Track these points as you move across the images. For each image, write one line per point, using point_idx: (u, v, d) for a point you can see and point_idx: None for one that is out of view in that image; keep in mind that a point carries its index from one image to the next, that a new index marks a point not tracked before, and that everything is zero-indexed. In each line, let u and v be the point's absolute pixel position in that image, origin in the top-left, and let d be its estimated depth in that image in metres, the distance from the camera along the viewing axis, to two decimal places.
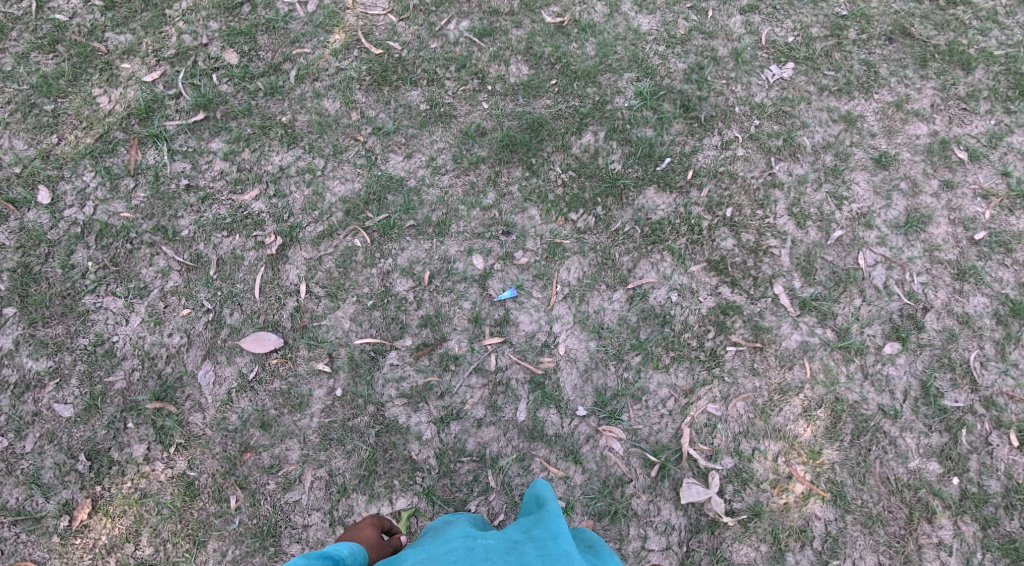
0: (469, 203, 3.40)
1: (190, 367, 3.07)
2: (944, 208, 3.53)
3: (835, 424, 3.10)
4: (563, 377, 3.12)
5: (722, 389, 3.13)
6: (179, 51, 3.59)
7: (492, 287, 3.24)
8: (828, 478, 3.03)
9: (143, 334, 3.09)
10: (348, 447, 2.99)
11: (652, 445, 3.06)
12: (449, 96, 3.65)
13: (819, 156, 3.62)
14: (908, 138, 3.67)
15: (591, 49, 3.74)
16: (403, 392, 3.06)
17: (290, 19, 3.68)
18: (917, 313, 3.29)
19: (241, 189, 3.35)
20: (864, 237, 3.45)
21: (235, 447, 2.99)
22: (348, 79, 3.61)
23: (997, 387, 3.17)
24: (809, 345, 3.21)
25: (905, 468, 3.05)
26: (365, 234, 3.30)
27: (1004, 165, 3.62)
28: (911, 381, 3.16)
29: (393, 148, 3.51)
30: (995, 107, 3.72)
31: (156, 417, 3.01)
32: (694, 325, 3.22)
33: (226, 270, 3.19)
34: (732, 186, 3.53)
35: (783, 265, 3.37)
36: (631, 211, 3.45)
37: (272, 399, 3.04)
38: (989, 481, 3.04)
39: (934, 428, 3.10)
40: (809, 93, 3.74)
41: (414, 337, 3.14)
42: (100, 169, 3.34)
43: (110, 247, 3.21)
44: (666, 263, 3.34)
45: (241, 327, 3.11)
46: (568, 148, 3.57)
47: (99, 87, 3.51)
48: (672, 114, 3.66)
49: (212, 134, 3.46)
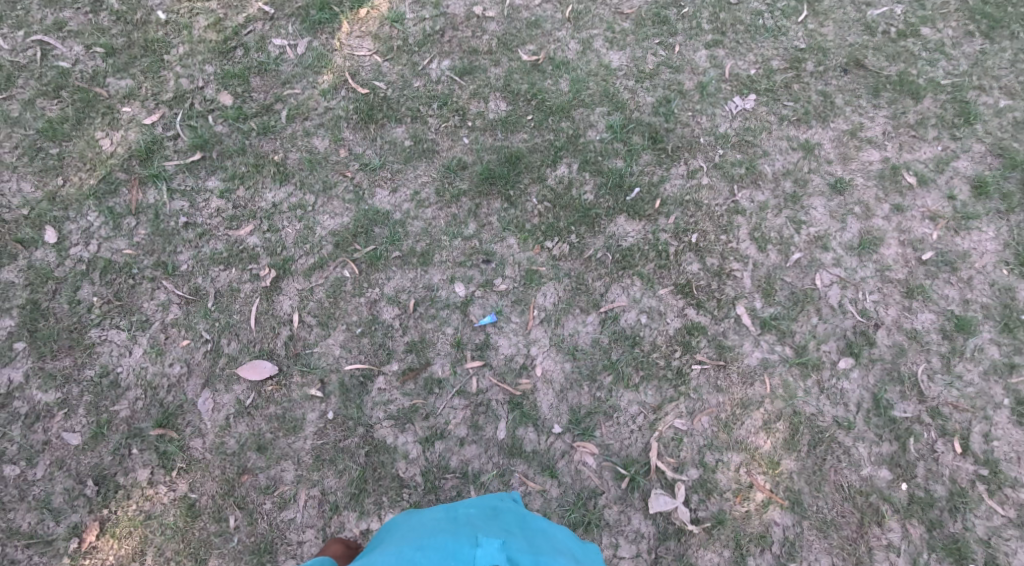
0: (451, 234, 3.64)
1: (190, 395, 3.25)
2: (895, 230, 3.80)
3: (793, 436, 3.32)
4: (540, 397, 3.34)
5: (689, 404, 3.35)
6: (177, 94, 3.87)
7: (473, 313, 3.47)
8: (786, 487, 3.25)
9: (145, 364, 3.28)
10: (339, 467, 3.18)
11: (623, 459, 3.28)
12: (432, 132, 3.92)
13: (779, 183, 3.90)
14: (863, 163, 3.97)
15: (564, 86, 4.07)
16: (391, 414, 3.27)
17: (282, 62, 4.01)
18: (869, 330, 3.53)
19: (237, 225, 3.57)
20: (821, 258, 3.72)
21: (233, 470, 3.16)
22: (337, 118, 3.89)
23: (943, 398, 3.39)
24: (769, 361, 3.45)
25: (858, 476, 3.26)
26: (353, 265, 3.52)
27: (949, 188, 3.91)
28: (864, 394, 3.40)
29: (380, 183, 3.74)
30: (942, 133, 4.05)
31: (159, 443, 3.18)
32: (662, 345, 3.46)
33: (223, 302, 3.40)
34: (697, 213, 3.79)
35: (745, 287, 3.61)
36: (602, 238, 3.68)
37: (267, 424, 3.23)
38: (935, 486, 3.25)
39: (885, 437, 3.32)
40: (769, 122, 4.06)
41: (400, 362, 3.35)
42: (104, 209, 3.55)
43: (113, 283, 3.41)
44: (636, 287, 3.57)
45: (238, 356, 3.31)
46: (544, 180, 3.82)
47: (102, 130, 3.74)
48: (641, 146, 3.94)
49: (209, 173, 3.69)
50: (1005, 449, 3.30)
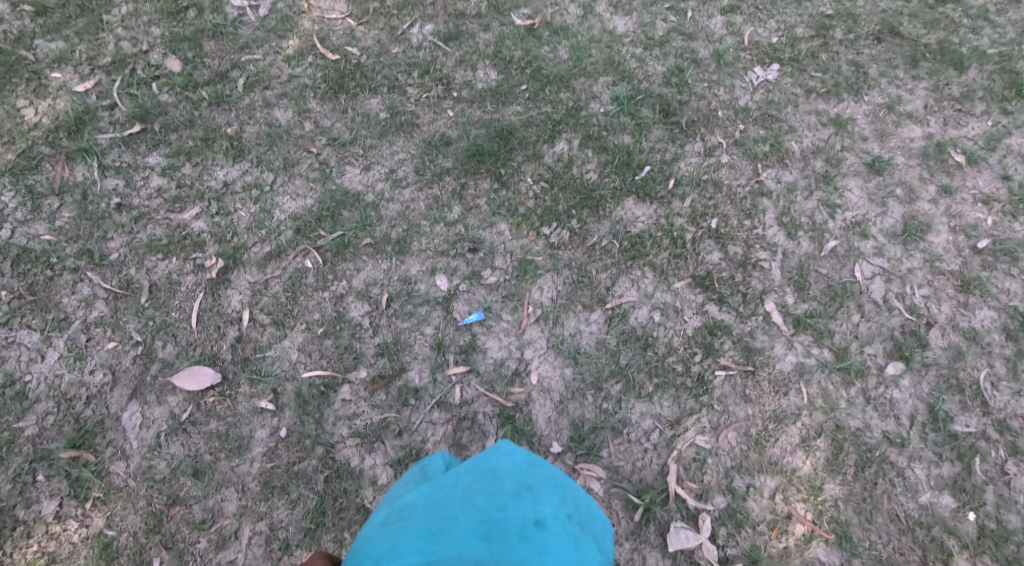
0: (432, 218, 3.12)
1: (114, 409, 2.72)
2: (944, 215, 3.30)
3: (837, 455, 2.80)
4: (535, 410, 2.82)
5: (712, 418, 2.84)
6: (116, 59, 3.34)
7: (457, 310, 2.95)
8: (831, 518, 2.73)
9: (61, 372, 2.75)
10: (293, 496, 2.65)
11: (635, 484, 2.76)
12: (411, 103, 3.41)
13: (809, 162, 3.39)
14: (903, 140, 3.47)
15: (563, 53, 3.57)
16: (357, 430, 2.75)
17: (240, 24, 3.50)
18: (920, 330, 3.02)
19: (180, 207, 3.04)
20: (860, 247, 3.21)
21: (162, 500, 2.62)
22: (302, 88, 3.37)
23: (1010, 410, 2.88)
24: (805, 367, 2.93)
25: (916, 504, 2.74)
26: (316, 254, 3.00)
27: (1003, 168, 3.42)
28: (918, 406, 2.89)
29: (350, 160, 3.22)
30: (992, 107, 3.56)
31: (72, 468, 2.63)
32: (679, 348, 2.94)
33: (160, 298, 2.87)
34: (716, 196, 3.28)
35: (774, 280, 3.10)
36: (608, 224, 3.17)
37: (207, 443, 2.70)
38: (1009, 516, 2.73)
39: (945, 456, 2.80)
40: (796, 95, 3.56)
41: (369, 368, 2.83)
42: (21, 188, 3.02)
43: (28, 274, 2.88)
44: (647, 280, 3.06)
45: (175, 362, 2.78)
46: (540, 158, 3.30)
47: (25, 98, 3.22)
48: (651, 120, 3.44)
49: (149, 148, 3.17)
50: None
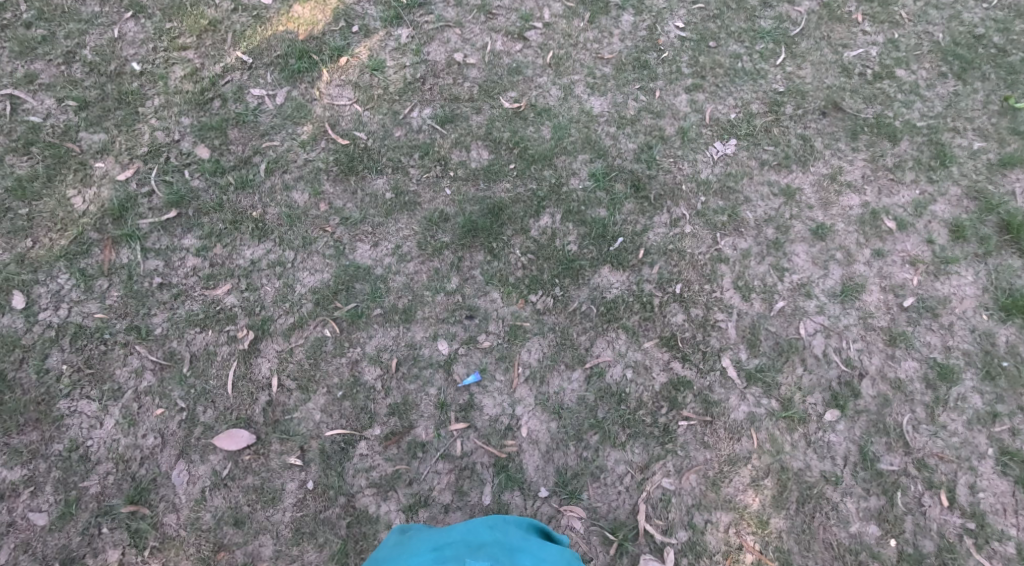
0: (433, 289, 3.59)
1: (164, 468, 3.15)
2: (876, 276, 3.81)
3: (781, 492, 3.29)
4: (525, 459, 3.29)
5: (676, 462, 3.32)
6: (152, 148, 3.80)
7: (457, 371, 3.41)
8: (775, 547, 3.23)
9: (117, 436, 3.18)
10: (320, 540, 3.10)
11: (611, 522, 3.23)
12: (414, 182, 3.88)
13: (762, 230, 3.90)
14: (843, 208, 3.99)
15: (546, 133, 4.06)
16: (373, 481, 3.20)
17: (260, 112, 3.97)
18: (854, 380, 3.53)
19: (214, 284, 3.50)
20: (805, 306, 3.71)
21: (209, 547, 3.07)
22: (317, 171, 3.85)
23: (928, 449, 3.39)
24: (756, 416, 3.42)
25: (847, 533, 3.25)
26: (334, 324, 3.46)
27: (928, 233, 3.94)
28: (850, 447, 3.39)
29: (361, 237, 3.69)
30: (919, 176, 4.08)
31: (131, 521, 3.07)
32: (648, 401, 3.42)
33: (199, 367, 3.32)
34: (680, 262, 3.78)
35: (730, 338, 3.59)
36: (587, 290, 3.65)
37: (245, 495, 3.14)
38: (923, 541, 3.24)
39: (872, 491, 3.31)
40: (751, 168, 4.07)
41: (382, 426, 3.29)
42: (75, 271, 3.46)
43: (84, 349, 3.31)
44: (621, 341, 3.54)
45: (215, 425, 3.23)
46: (528, 231, 3.78)
47: (73, 187, 3.66)
48: (624, 194, 3.93)
49: (184, 231, 3.62)
50: (991, 501, 3.30)
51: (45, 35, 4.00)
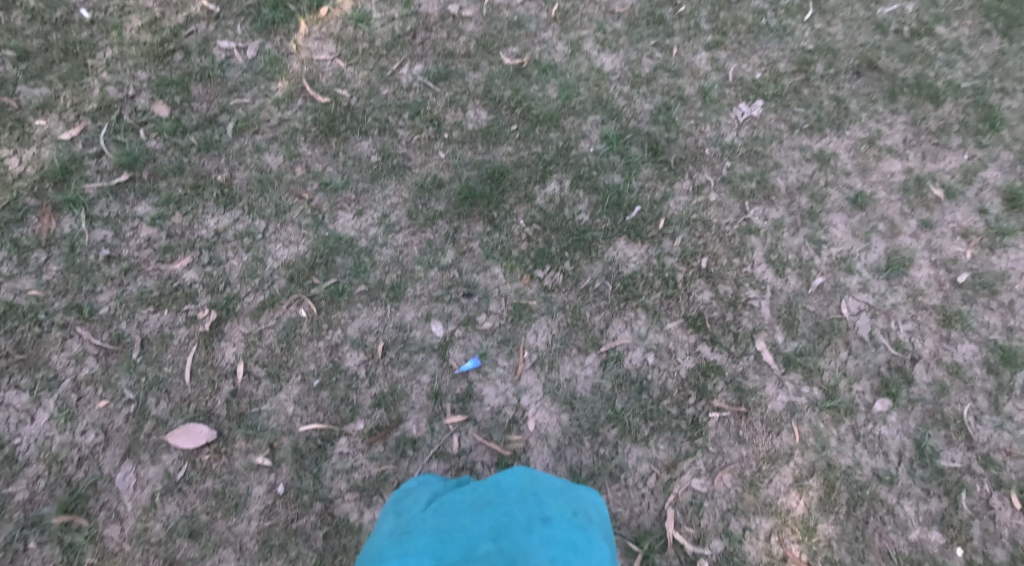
0: (425, 263, 3.14)
1: (107, 470, 2.63)
2: (925, 249, 3.38)
3: (829, 494, 2.82)
4: (533, 457, 2.82)
5: (707, 461, 2.85)
6: (102, 104, 3.34)
7: (453, 357, 2.95)
8: (825, 558, 2.73)
9: (52, 433, 2.66)
10: (292, 554, 2.57)
11: (633, 530, 2.74)
12: (402, 145, 3.43)
13: (795, 199, 3.46)
14: (884, 175, 3.55)
15: (552, 92, 3.62)
16: (355, 484, 2.70)
17: (228, 67, 3.51)
18: (906, 365, 3.09)
19: (171, 257, 3.03)
20: (846, 283, 3.27)
21: (158, 564, 2.52)
22: (292, 132, 3.39)
23: (993, 443, 2.94)
24: (796, 406, 2.97)
25: (906, 541, 2.76)
26: (311, 303, 3.00)
27: (981, 202, 3.51)
28: (905, 441, 2.93)
29: (342, 205, 3.24)
30: (967, 140, 3.65)
31: (64, 533, 2.53)
32: (673, 391, 2.96)
33: (152, 352, 2.83)
34: (705, 234, 3.33)
35: (764, 318, 3.15)
36: (600, 265, 3.21)
37: (203, 502, 2.62)
38: (995, 550, 2.76)
39: (932, 492, 2.84)
40: (780, 130, 3.63)
41: (366, 419, 2.80)
42: (7, 242, 2.98)
43: (15, 331, 2.82)
44: (641, 322, 3.09)
45: (169, 419, 2.72)
46: (532, 199, 3.34)
47: (9, 147, 3.20)
48: (640, 159, 3.49)
49: (138, 197, 3.15)
50: None
51: None
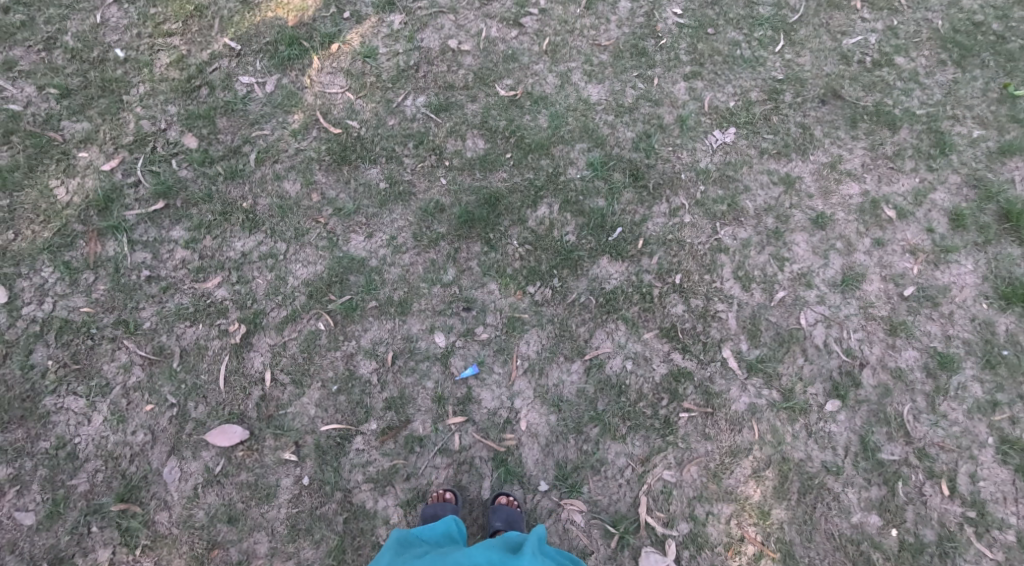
0: (430, 281, 3.53)
1: (155, 465, 3.04)
2: (876, 265, 3.78)
3: (782, 484, 3.23)
4: (525, 452, 3.22)
5: (677, 455, 3.24)
6: (137, 137, 3.71)
7: (454, 364, 3.34)
8: (777, 538, 3.17)
9: (107, 433, 3.07)
10: (317, 536, 3.01)
11: (612, 515, 3.16)
12: (408, 172, 3.82)
13: (761, 219, 3.85)
14: (842, 197, 3.94)
15: (543, 121, 4.00)
16: (370, 476, 3.11)
17: (249, 101, 3.89)
18: (855, 369, 3.49)
19: (204, 277, 3.42)
20: (805, 296, 3.67)
21: (202, 545, 2.97)
22: (309, 160, 3.77)
23: (929, 438, 3.35)
24: (757, 407, 3.37)
25: (848, 523, 3.19)
26: (328, 317, 3.39)
27: (928, 221, 3.90)
28: (851, 437, 3.34)
29: (354, 228, 3.63)
30: (919, 165, 4.04)
31: (121, 519, 2.96)
32: (649, 393, 3.36)
33: (190, 362, 3.22)
34: (680, 253, 3.73)
35: (730, 328, 3.55)
36: (585, 281, 3.60)
37: (239, 492, 3.04)
38: (924, 530, 3.19)
39: (873, 481, 3.26)
40: (750, 156, 4.02)
41: (379, 420, 3.20)
42: (59, 264, 3.36)
43: (70, 344, 3.20)
44: (621, 333, 3.49)
45: (207, 421, 3.12)
46: (525, 222, 3.73)
47: (56, 178, 3.58)
48: (622, 183, 3.88)
49: (173, 223, 3.54)
50: (991, 489, 3.25)
51: (24, 20, 3.89)
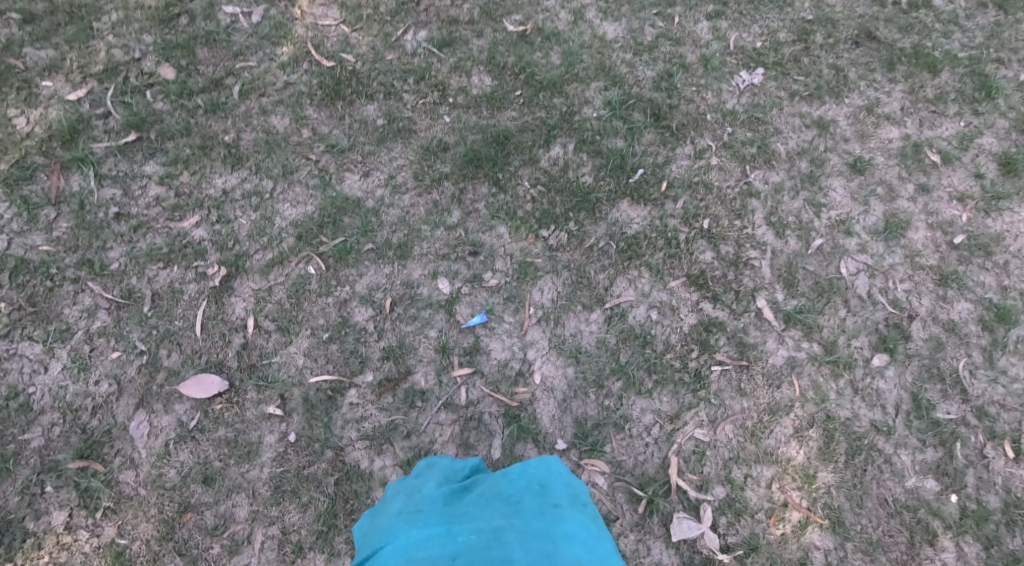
0: (432, 223, 3.17)
1: (120, 419, 2.66)
2: (922, 212, 3.44)
3: (828, 444, 2.87)
4: (540, 408, 2.85)
5: (710, 412, 2.89)
6: (108, 66, 3.35)
7: (460, 313, 2.99)
8: (824, 504, 2.77)
9: (65, 383, 2.69)
10: (304, 500, 2.61)
11: (638, 478, 2.78)
12: (407, 109, 3.47)
13: (795, 163, 3.52)
14: (882, 141, 3.61)
15: (556, 58, 3.66)
16: (365, 433, 2.74)
17: (233, 32, 3.53)
18: (903, 322, 3.15)
19: (180, 215, 3.06)
20: (845, 244, 3.33)
21: (173, 508, 2.55)
22: (298, 95, 3.42)
23: (987, 397, 3.01)
24: (796, 361, 3.03)
25: (903, 488, 2.81)
26: (319, 260, 3.03)
27: (976, 166, 3.57)
28: (902, 395, 2.99)
29: (348, 167, 3.27)
30: (963, 108, 3.71)
31: (80, 478, 2.56)
32: (677, 345, 3.01)
33: (162, 306, 2.86)
34: (707, 197, 3.38)
35: (764, 277, 3.21)
36: (604, 226, 3.25)
37: (216, 450, 2.65)
38: (988, 496, 2.81)
39: (929, 442, 2.89)
40: (780, 98, 3.68)
41: (375, 372, 2.84)
42: (16, 199, 3.00)
43: (27, 286, 2.84)
44: (644, 280, 3.14)
45: (181, 370, 2.76)
46: (537, 162, 3.38)
47: (16, 107, 3.21)
48: (643, 123, 3.53)
49: (146, 157, 3.18)
50: None
51: None
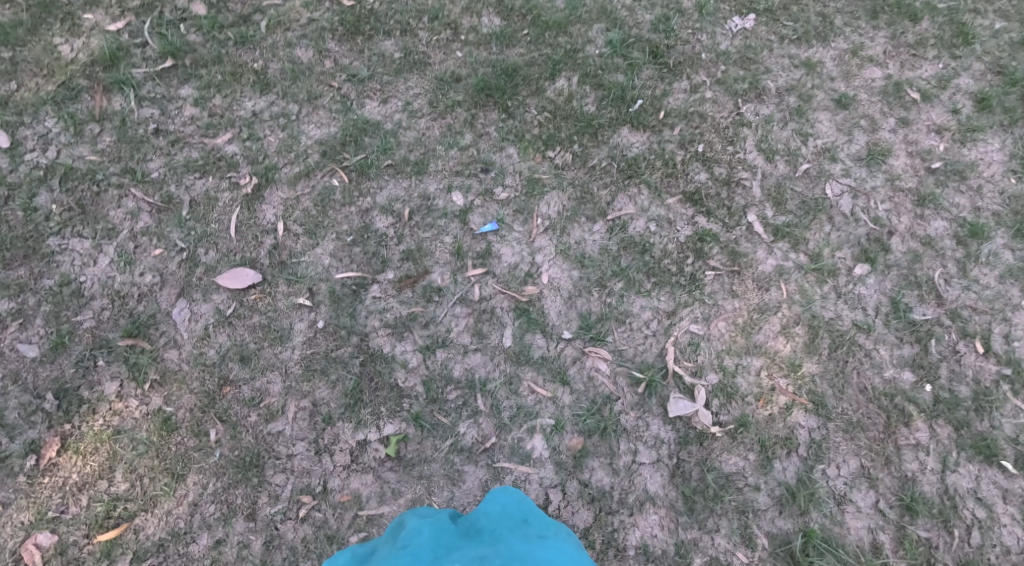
0: (446, 143, 3.42)
1: (164, 306, 2.94)
2: (902, 142, 3.65)
3: (813, 339, 3.12)
4: (548, 304, 3.09)
5: (704, 310, 3.14)
6: (145, 2, 3.56)
7: (473, 221, 3.24)
8: (809, 390, 3.02)
9: (113, 274, 2.98)
10: (333, 377, 2.88)
11: (638, 364, 3.02)
12: (422, 45, 3.70)
13: (784, 98, 3.74)
14: (865, 81, 3.82)
15: (559, 2, 3.86)
16: (388, 322, 2.99)
17: None
18: (883, 237, 3.38)
19: (214, 132, 3.30)
20: (830, 169, 3.56)
21: (214, 382, 2.84)
22: (321, 30, 3.64)
23: (961, 301, 3.24)
24: (784, 268, 3.27)
25: (881, 378, 3.06)
26: (342, 174, 3.27)
27: (954, 103, 3.76)
28: (882, 299, 3.23)
29: (367, 94, 3.51)
30: (942, 53, 3.88)
31: (129, 354, 2.85)
32: (674, 253, 3.25)
33: (199, 211, 3.12)
34: (702, 125, 3.63)
35: (755, 196, 3.44)
36: (606, 149, 3.50)
37: (252, 333, 2.92)
38: (959, 387, 3.06)
39: (905, 339, 3.14)
40: (771, 41, 3.89)
41: (396, 270, 3.09)
42: (63, 115, 3.26)
43: (75, 190, 3.11)
44: (644, 197, 3.38)
45: (218, 265, 3.02)
46: (543, 92, 3.62)
47: (60, 36, 3.45)
48: (642, 60, 3.77)
49: (181, 81, 3.42)
50: None
51: None
